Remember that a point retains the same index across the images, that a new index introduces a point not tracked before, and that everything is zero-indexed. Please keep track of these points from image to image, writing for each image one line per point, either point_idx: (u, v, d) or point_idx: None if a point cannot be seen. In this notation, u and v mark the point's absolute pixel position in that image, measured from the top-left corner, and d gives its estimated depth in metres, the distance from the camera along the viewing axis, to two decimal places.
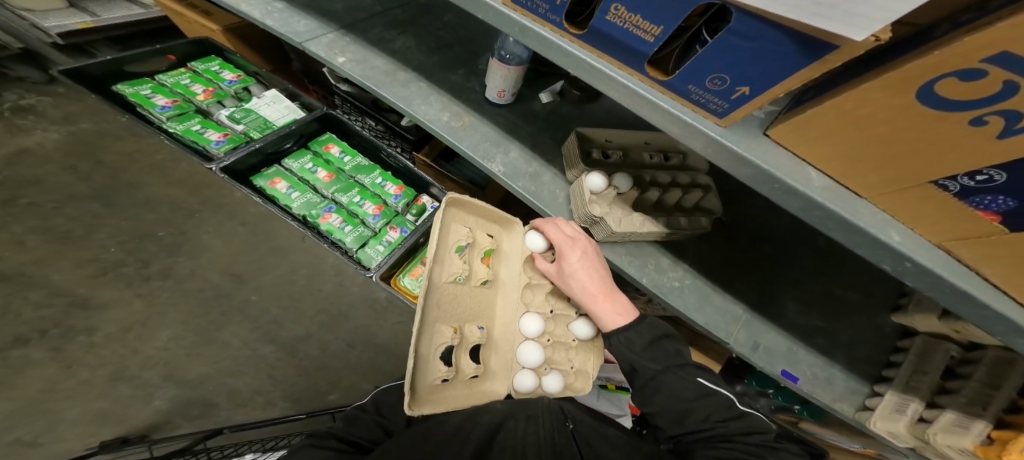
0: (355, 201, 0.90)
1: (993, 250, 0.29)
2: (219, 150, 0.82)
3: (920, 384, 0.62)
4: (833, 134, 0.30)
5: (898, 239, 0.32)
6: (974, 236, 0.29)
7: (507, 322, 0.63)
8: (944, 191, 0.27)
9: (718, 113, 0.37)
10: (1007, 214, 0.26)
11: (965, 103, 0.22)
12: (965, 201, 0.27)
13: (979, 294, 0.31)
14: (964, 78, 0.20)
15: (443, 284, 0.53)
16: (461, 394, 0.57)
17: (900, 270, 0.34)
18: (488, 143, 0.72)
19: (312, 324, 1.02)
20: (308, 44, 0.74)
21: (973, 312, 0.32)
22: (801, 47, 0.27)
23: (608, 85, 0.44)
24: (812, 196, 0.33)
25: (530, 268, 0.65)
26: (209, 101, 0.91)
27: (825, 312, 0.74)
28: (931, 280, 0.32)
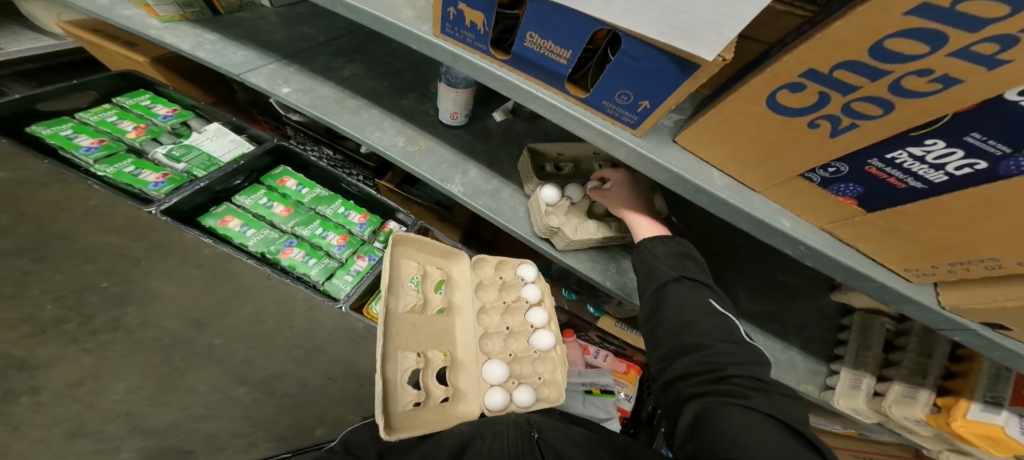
0: (317, 233, 0.90)
1: (861, 228, 0.33)
2: (159, 192, 0.79)
3: (867, 359, 0.66)
4: (721, 139, 0.36)
5: (789, 225, 0.36)
6: (842, 217, 0.34)
7: (468, 343, 0.69)
8: (809, 182, 0.33)
9: (632, 124, 0.42)
10: (860, 198, 0.31)
11: (799, 109, 0.27)
12: (827, 189, 0.32)
13: (861, 266, 0.35)
14: (793, 90, 0.26)
15: (402, 314, 0.59)
16: (433, 419, 0.58)
17: (798, 253, 0.37)
18: (446, 165, 0.73)
19: (286, 360, 0.85)
20: (245, 76, 0.74)
21: (864, 284, 0.37)
22: (676, 67, 0.33)
23: (537, 104, 0.47)
24: (717, 194, 0.38)
25: (482, 292, 0.73)
26: (141, 139, 0.88)
27: (780, 298, 0.78)
28: (826, 260, 0.36)
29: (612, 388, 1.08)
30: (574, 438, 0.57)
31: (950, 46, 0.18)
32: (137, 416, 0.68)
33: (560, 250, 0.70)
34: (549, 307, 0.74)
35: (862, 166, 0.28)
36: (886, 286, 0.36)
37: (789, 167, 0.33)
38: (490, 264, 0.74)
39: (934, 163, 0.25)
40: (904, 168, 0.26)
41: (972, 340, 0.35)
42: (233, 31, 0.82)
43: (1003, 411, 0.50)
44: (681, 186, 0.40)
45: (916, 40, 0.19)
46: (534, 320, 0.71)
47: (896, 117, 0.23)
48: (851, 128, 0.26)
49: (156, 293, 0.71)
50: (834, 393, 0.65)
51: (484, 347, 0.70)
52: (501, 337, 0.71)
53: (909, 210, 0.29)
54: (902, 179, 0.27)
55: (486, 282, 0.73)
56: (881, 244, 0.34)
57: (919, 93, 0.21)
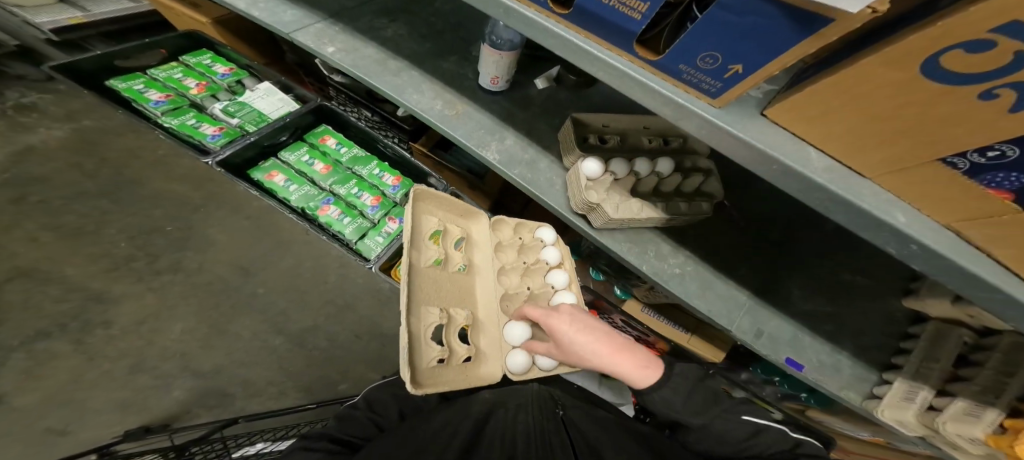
0: (353, 193, 0.91)
1: (1004, 229, 0.28)
2: (216, 144, 0.82)
3: (931, 372, 0.60)
4: (841, 107, 0.30)
5: (903, 220, 0.32)
6: (985, 215, 0.29)
7: (490, 304, 0.67)
8: (952, 169, 0.27)
9: (711, 93, 0.39)
10: (1020, 192, 0.26)
11: (974, 74, 0.21)
12: (976, 179, 0.27)
13: (990, 276, 0.31)
14: (971, 50, 0.20)
15: (424, 269, 0.60)
16: (457, 378, 0.58)
17: (905, 253, 0.34)
18: (483, 130, 0.71)
19: (319, 315, 1.00)
20: (296, 35, 0.74)
21: (982, 295, 0.32)
22: (785, 20, 0.28)
23: (595, 66, 0.45)
24: (814, 179, 0.34)
25: (502, 253, 0.71)
26: (202, 95, 0.90)
27: (832, 297, 0.73)
28: (944, 265, 0.32)
29: None
30: (598, 418, 0.64)
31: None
32: (190, 354, 0.91)
33: (597, 228, 0.68)
34: (568, 269, 0.76)
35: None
36: (1015, 301, 0.31)
37: (929, 149, 0.27)
38: (510, 226, 0.74)
39: None
40: None
41: None
42: None
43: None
44: (760, 165, 0.37)
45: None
46: (556, 281, 0.74)
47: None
48: None
49: (216, 249, 0.92)
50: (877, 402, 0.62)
51: (505, 308, 0.69)
52: (522, 299, 0.70)
53: None
54: None
55: (505, 243, 0.72)
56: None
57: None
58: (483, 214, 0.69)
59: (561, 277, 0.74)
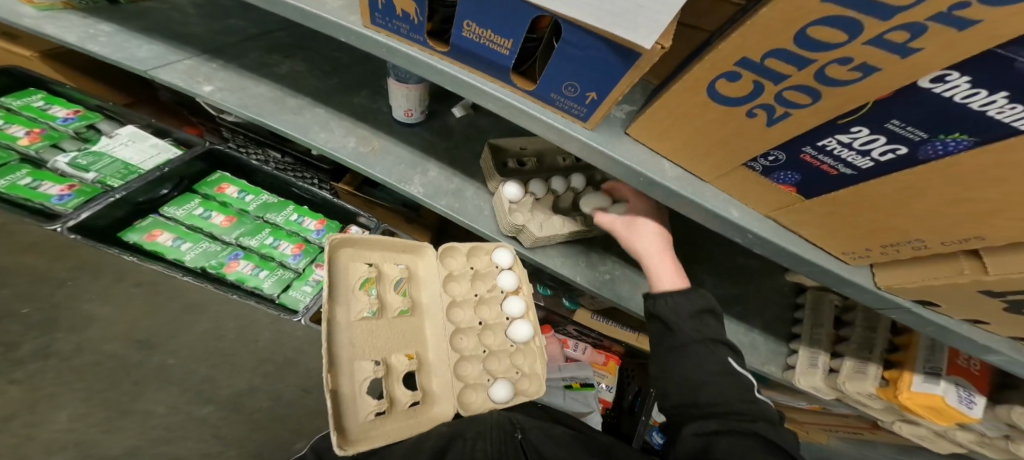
0: (267, 243, 0.85)
1: (803, 215, 0.35)
2: (66, 206, 0.70)
3: (820, 336, 0.69)
4: (669, 130, 0.37)
5: (737, 215, 0.38)
6: (784, 205, 0.36)
7: (440, 345, 0.63)
8: (753, 171, 0.35)
9: (581, 117, 0.42)
10: (798, 185, 0.33)
11: (737, 98, 0.29)
12: (770, 177, 0.34)
13: (806, 253, 0.37)
14: (730, 79, 0.28)
15: (355, 322, 0.54)
16: (400, 426, 0.55)
17: (748, 241, 0.39)
18: (404, 164, 0.70)
19: (254, 376, 0.84)
20: (155, 72, 0.68)
21: (808, 269, 0.39)
22: (619, 57, 0.33)
23: (484, 98, 0.46)
24: (669, 186, 0.39)
25: (453, 285, 0.65)
26: (38, 145, 0.77)
27: (738, 281, 0.80)
28: (774, 247, 0.38)
29: (591, 381, 1.12)
30: (556, 435, 0.65)
31: (866, 34, 0.19)
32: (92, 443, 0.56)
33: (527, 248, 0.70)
34: (526, 296, 0.66)
35: (798, 154, 0.30)
36: (829, 271, 0.37)
37: (734, 158, 0.35)
38: (462, 253, 0.66)
39: (860, 149, 0.26)
40: (835, 154, 0.28)
41: (908, 316, 0.37)
42: (138, 24, 0.75)
43: (942, 382, 0.52)
44: (632, 178, 0.41)
45: (835, 28, 0.20)
46: (510, 310, 0.65)
47: (824, 105, 0.25)
48: (784, 117, 0.28)
49: (90, 316, 0.59)
50: (796, 373, 0.68)
51: (456, 345, 0.64)
52: (476, 333, 0.65)
53: (842, 196, 0.31)
54: (833, 166, 0.29)
55: (456, 273, 0.65)
56: (823, 233, 0.36)
57: (840, 81, 0.23)
58: (429, 247, 0.63)
59: (516, 304, 0.64)
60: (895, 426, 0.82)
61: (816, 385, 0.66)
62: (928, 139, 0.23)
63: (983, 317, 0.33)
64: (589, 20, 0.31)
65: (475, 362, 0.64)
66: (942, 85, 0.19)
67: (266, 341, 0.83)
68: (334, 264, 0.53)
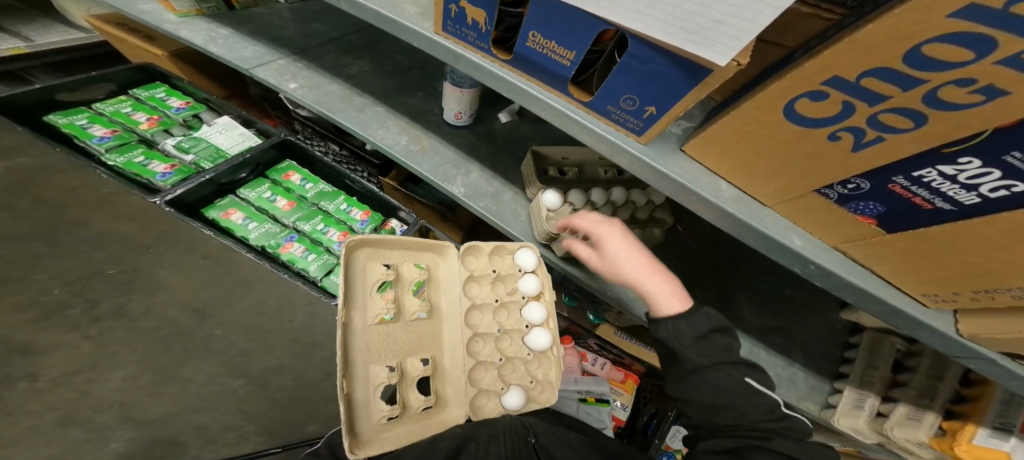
0: (319, 229, 0.88)
1: (879, 248, 0.34)
2: (167, 183, 0.78)
3: (873, 378, 0.65)
4: (734, 149, 0.37)
5: (800, 243, 0.37)
6: (859, 237, 0.35)
7: (456, 350, 0.62)
8: (826, 198, 0.34)
9: (637, 131, 0.42)
10: (879, 217, 0.32)
11: (819, 119, 0.29)
12: (846, 207, 0.33)
13: (877, 290, 0.36)
14: (814, 99, 0.27)
15: (371, 326, 0.54)
16: (413, 429, 0.56)
17: (807, 272, 0.38)
18: (448, 165, 0.72)
19: (283, 354, 0.82)
20: (255, 71, 0.74)
21: (873, 306, 0.37)
22: (683, 71, 0.33)
23: (538, 107, 0.47)
24: (725, 206, 0.39)
25: (473, 287, 0.65)
26: (154, 130, 0.86)
27: (779, 312, 0.77)
28: (834, 279, 0.37)
29: (607, 397, 1.09)
30: (570, 442, 0.61)
31: (998, 53, 0.18)
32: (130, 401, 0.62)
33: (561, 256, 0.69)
34: (548, 303, 0.66)
35: (886, 184, 0.29)
36: (905, 314, 0.36)
37: (806, 184, 0.34)
38: (484, 252, 0.66)
39: (965, 183, 0.25)
40: (933, 186, 0.27)
41: (992, 370, 0.35)
42: (247, 27, 0.82)
43: (1012, 438, 0.48)
44: (686, 197, 0.41)
45: (957, 46, 0.19)
46: (530, 317, 0.65)
47: (930, 129, 0.24)
48: (875, 141, 0.27)
49: (159, 281, 0.75)
50: (836, 412, 0.65)
51: (471, 350, 0.63)
52: (493, 339, 0.65)
53: (933, 233, 0.29)
54: (928, 199, 0.28)
55: (477, 275, 0.65)
56: (900, 269, 0.34)
57: (955, 103, 0.21)
58: (450, 247, 0.64)
59: (536, 310, 0.65)
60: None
61: (859, 428, 0.62)
62: None
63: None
64: (659, 34, 0.31)
65: (490, 368, 0.64)
66: None
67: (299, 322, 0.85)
68: (351, 265, 0.54)
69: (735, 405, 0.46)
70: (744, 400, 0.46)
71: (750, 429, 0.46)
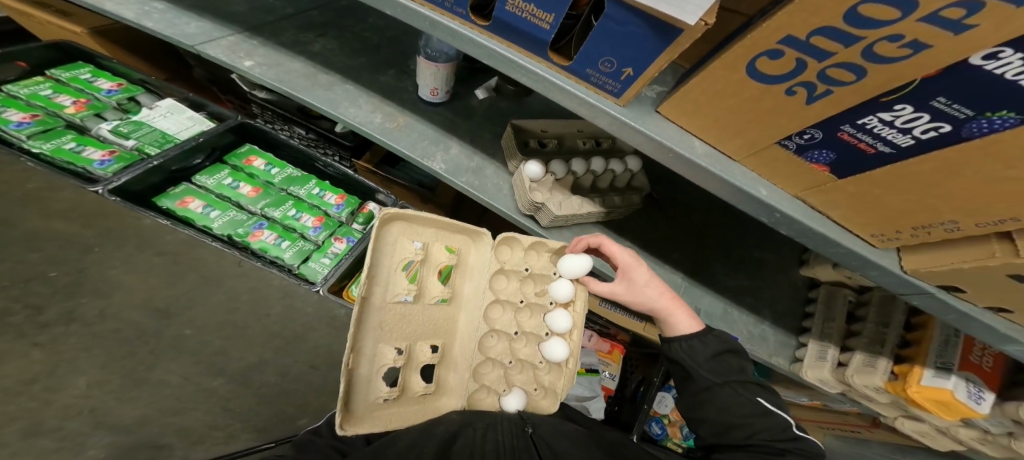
0: (290, 215, 0.85)
1: (832, 195, 0.36)
2: (107, 170, 0.71)
3: (831, 330, 0.70)
4: (702, 107, 0.37)
5: (765, 193, 0.39)
6: (816, 185, 0.36)
7: (468, 345, 0.60)
8: (786, 149, 0.35)
9: (615, 93, 0.42)
10: (832, 165, 0.33)
11: (778, 76, 0.29)
12: (803, 156, 0.34)
13: (832, 233, 0.38)
14: (772, 57, 0.28)
15: (388, 304, 0.51)
16: (410, 412, 0.56)
17: (774, 221, 0.40)
18: (426, 141, 0.70)
19: (264, 350, 0.79)
20: (203, 47, 0.69)
21: (833, 251, 0.39)
22: (658, 32, 0.33)
23: (518, 73, 0.46)
24: (696, 161, 0.40)
25: (500, 281, 0.62)
26: (83, 114, 0.79)
27: (750, 272, 0.80)
28: (799, 227, 0.39)
29: (596, 367, 1.14)
30: (568, 433, 0.65)
31: (920, 11, 0.19)
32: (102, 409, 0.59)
33: (544, 228, 0.69)
34: (575, 313, 0.64)
35: (836, 132, 0.30)
36: (859, 255, 0.38)
37: (767, 136, 0.35)
38: (522, 246, 0.62)
39: (902, 127, 0.26)
40: (874, 132, 0.28)
41: (931, 303, 0.38)
42: (186, 2, 0.76)
43: (952, 376, 0.52)
44: (659, 154, 0.42)
45: (888, 4, 0.20)
46: (556, 326, 0.62)
47: (869, 82, 0.25)
48: (825, 94, 0.28)
49: (116, 283, 0.68)
50: (804, 366, 0.69)
51: (483, 345, 0.62)
52: (506, 339, 0.64)
53: (877, 175, 0.31)
54: (871, 144, 0.29)
55: (509, 268, 0.61)
56: (852, 213, 0.36)
57: (889, 57, 0.22)
58: (488, 236, 0.57)
59: (561, 318, 0.62)
60: (898, 423, 0.83)
61: (824, 378, 0.66)
62: (974, 117, 0.22)
63: (1000, 304, 0.34)
64: None
65: (496, 366, 0.65)
66: (994, 62, 0.19)
67: (277, 316, 0.79)
68: (383, 234, 0.49)
69: (749, 422, 0.50)
70: (757, 418, 0.50)
71: (763, 444, 0.49)
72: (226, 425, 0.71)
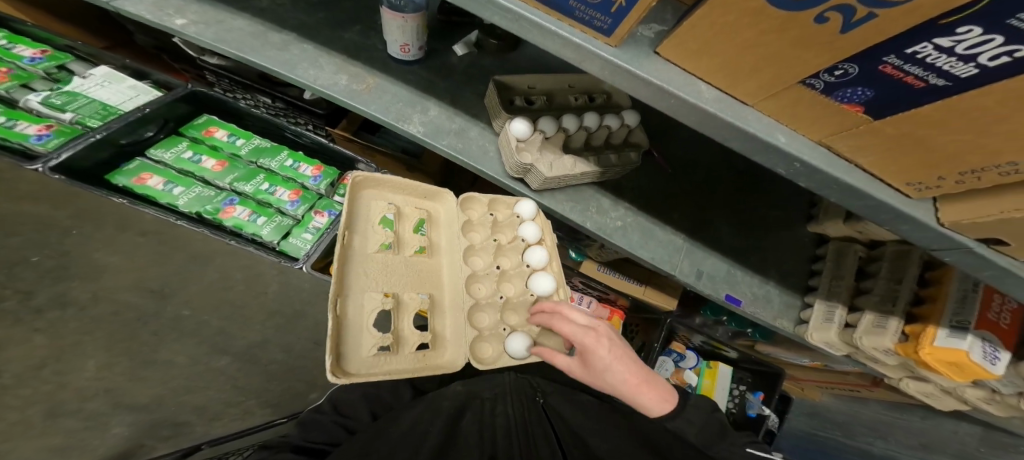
0: (263, 190, 0.81)
1: (863, 138, 0.31)
2: (48, 145, 0.66)
3: (840, 289, 0.66)
4: (710, 44, 0.31)
5: (784, 141, 0.34)
6: (844, 128, 0.31)
7: (456, 288, 0.57)
8: (810, 89, 0.30)
9: (604, 31, 0.36)
10: (867, 103, 0.28)
11: (804, 3, 0.22)
12: (831, 96, 0.29)
13: (860, 183, 0.34)
14: None
15: (370, 254, 0.51)
16: (410, 367, 0.50)
17: (792, 172, 0.36)
18: (401, 103, 0.64)
19: (265, 328, 0.80)
20: (121, 5, 0.60)
21: (860, 204, 0.35)
22: None
23: (489, 12, 0.39)
24: (706, 108, 0.35)
25: (474, 231, 0.60)
26: (8, 85, 0.72)
27: (757, 232, 0.75)
28: (820, 178, 0.35)
29: None
30: (582, 402, 0.61)
31: None
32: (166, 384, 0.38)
33: (536, 190, 0.65)
34: (550, 247, 0.62)
35: (876, 64, 0.25)
36: (890, 207, 0.34)
37: (790, 74, 0.29)
38: (483, 204, 0.61)
39: (964, 54, 0.21)
40: (927, 62, 0.23)
41: (969, 259, 0.34)
42: None
43: (968, 335, 0.49)
44: (662, 102, 0.37)
45: None
46: (533, 260, 0.60)
47: (924, 1, 0.19)
48: (866, 19, 0.22)
49: (100, 266, 0.60)
50: (809, 327, 0.67)
51: (473, 291, 0.59)
52: (493, 280, 0.60)
53: (922, 114, 0.26)
54: (921, 77, 0.24)
55: (477, 222, 0.61)
56: (883, 159, 0.32)
57: None
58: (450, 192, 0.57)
59: (540, 254, 0.61)
60: (902, 383, 0.82)
61: (829, 340, 0.64)
62: None
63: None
64: None
65: (492, 310, 0.60)
66: None
67: (275, 292, 0.78)
68: (351, 193, 0.51)
69: None
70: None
71: None
72: (238, 402, 0.78)
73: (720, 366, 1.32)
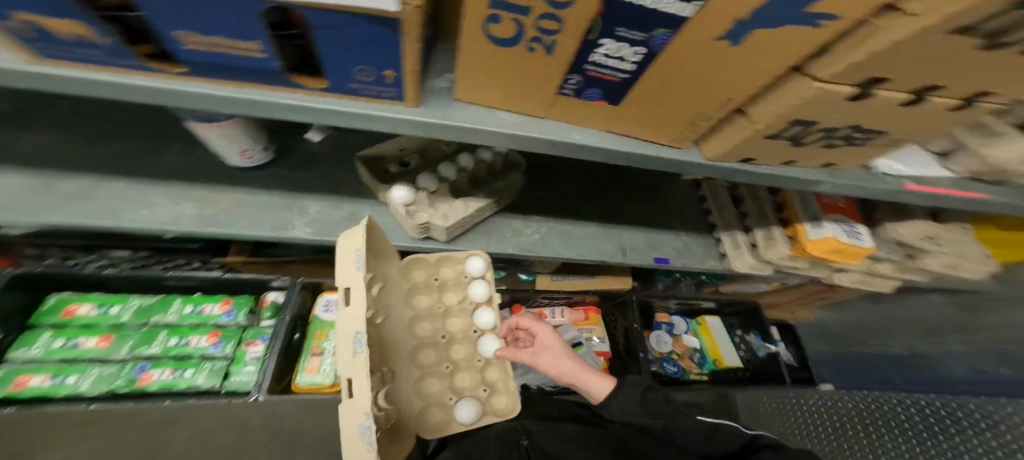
0: (175, 344, 0.78)
1: (624, 116, 0.39)
2: None
3: (730, 219, 0.79)
4: (484, 84, 0.37)
5: (578, 136, 0.42)
6: (607, 115, 0.40)
7: (406, 359, 0.59)
8: (568, 96, 0.37)
9: (398, 97, 0.36)
10: (605, 98, 0.37)
11: (511, 38, 0.30)
12: (582, 97, 0.37)
13: (644, 150, 0.42)
14: (494, 22, 0.28)
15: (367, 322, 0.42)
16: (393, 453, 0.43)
17: (597, 158, 0.44)
18: (280, 210, 0.67)
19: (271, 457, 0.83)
20: None
21: (653, 164, 0.44)
22: (385, 27, 0.26)
23: (276, 112, 0.35)
24: (512, 131, 0.41)
25: (417, 298, 0.64)
26: None
27: (649, 199, 0.86)
28: (617, 156, 0.43)
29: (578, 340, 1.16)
30: (562, 432, 0.67)
31: None
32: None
33: (446, 239, 0.71)
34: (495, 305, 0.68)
35: (587, 73, 0.34)
36: (673, 161, 0.43)
37: (548, 91, 0.37)
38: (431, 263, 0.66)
39: (619, 53, 0.30)
40: (605, 64, 0.32)
41: (747, 176, 0.44)
42: None
43: (824, 223, 0.63)
44: (481, 138, 0.41)
45: None
46: (483, 321, 0.65)
47: (569, 25, 0.27)
48: (553, 43, 0.29)
49: None
50: (728, 260, 0.79)
51: (420, 361, 0.61)
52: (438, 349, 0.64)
53: (636, 94, 0.35)
54: (613, 74, 0.33)
55: (421, 287, 0.65)
56: (645, 129, 0.41)
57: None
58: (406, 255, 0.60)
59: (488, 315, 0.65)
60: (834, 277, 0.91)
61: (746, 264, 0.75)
62: (649, 35, 0.27)
63: (789, 156, 0.41)
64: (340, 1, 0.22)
65: (440, 378, 0.62)
66: None
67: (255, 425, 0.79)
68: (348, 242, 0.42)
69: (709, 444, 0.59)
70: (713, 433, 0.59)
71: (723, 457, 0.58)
72: None
73: (709, 321, 1.40)
